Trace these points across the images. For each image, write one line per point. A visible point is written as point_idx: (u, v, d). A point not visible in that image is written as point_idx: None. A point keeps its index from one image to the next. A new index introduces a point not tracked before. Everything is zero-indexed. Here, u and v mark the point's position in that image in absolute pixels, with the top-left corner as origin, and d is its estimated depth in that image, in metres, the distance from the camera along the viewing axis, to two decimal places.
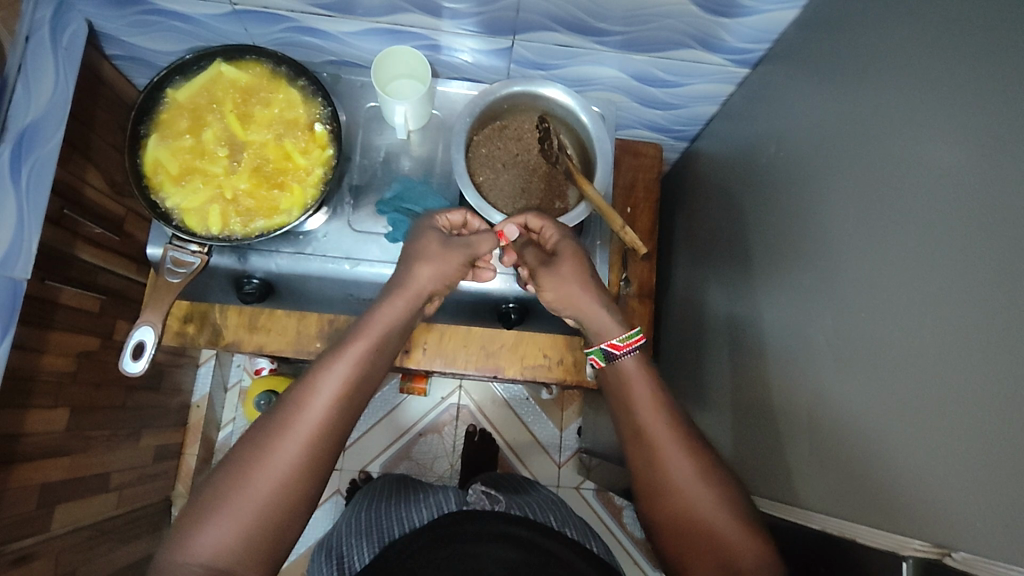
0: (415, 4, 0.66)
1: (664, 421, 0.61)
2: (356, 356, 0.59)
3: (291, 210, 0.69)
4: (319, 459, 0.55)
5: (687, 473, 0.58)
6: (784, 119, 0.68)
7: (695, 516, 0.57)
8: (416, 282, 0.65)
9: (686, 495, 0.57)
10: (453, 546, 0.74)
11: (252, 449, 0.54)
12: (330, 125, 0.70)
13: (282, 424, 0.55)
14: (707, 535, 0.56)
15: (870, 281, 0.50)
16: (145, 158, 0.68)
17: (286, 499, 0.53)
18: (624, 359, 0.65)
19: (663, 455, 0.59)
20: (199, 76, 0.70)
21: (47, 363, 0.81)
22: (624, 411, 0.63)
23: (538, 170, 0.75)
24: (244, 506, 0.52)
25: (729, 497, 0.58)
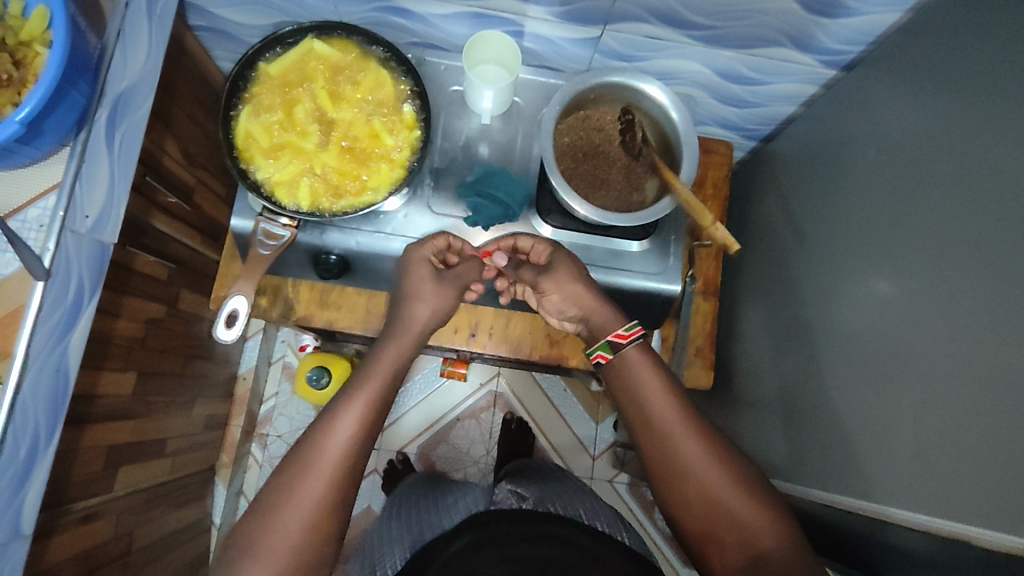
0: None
1: (675, 407, 0.65)
2: (372, 391, 0.64)
3: (378, 190, 0.70)
4: (340, 496, 0.60)
5: (697, 451, 0.62)
6: (874, 122, 0.68)
7: (709, 493, 0.61)
8: (415, 321, 0.71)
9: (697, 473, 0.62)
10: (493, 550, 0.73)
11: (278, 491, 0.58)
12: (418, 106, 0.70)
13: (307, 463, 0.59)
14: (724, 511, 0.60)
15: (981, 290, 0.50)
16: (237, 130, 0.68)
17: (312, 539, 0.57)
18: (628, 348, 0.69)
19: (673, 434, 0.64)
20: (291, 51, 0.70)
21: (121, 328, 0.82)
22: (631, 401, 0.67)
23: (619, 161, 0.75)
24: (274, 549, 0.56)
25: (739, 472, 0.62)
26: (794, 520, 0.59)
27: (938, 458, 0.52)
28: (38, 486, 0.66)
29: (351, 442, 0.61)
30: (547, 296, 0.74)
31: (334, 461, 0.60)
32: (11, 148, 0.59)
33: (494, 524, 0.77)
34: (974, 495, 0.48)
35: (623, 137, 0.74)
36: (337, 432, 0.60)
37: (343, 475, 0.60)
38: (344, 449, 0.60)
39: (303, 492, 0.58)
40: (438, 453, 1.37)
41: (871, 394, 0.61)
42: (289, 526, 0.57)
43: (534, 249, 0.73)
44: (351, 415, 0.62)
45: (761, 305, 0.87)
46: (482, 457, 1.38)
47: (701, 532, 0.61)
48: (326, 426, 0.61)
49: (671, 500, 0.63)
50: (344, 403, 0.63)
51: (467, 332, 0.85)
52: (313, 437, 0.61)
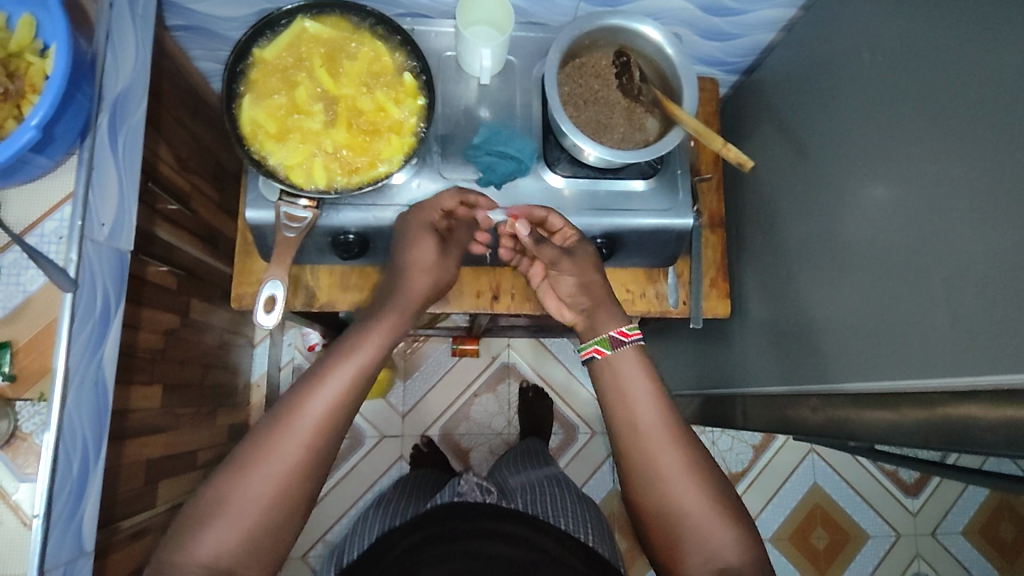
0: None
1: (656, 417, 0.71)
2: (357, 365, 0.67)
3: (391, 160, 0.70)
4: (315, 461, 0.63)
5: (676, 465, 0.68)
6: (856, 32, 0.70)
7: (677, 504, 0.67)
8: (413, 290, 0.73)
9: (671, 483, 0.68)
10: (448, 544, 0.84)
11: (255, 452, 0.61)
12: (419, 74, 0.71)
13: (283, 430, 0.62)
14: (689, 524, 0.66)
15: (993, 163, 0.53)
16: (242, 117, 0.68)
17: (283, 501, 0.61)
18: (627, 346, 0.74)
19: (654, 446, 0.69)
20: (284, 34, 0.70)
21: (143, 340, 0.81)
22: (613, 397, 0.73)
23: (619, 104, 0.77)
24: (245, 511, 0.59)
25: (712, 487, 0.68)
26: (755, 535, 0.67)
27: (967, 326, 0.55)
28: (94, 502, 0.66)
29: (330, 411, 0.64)
30: (561, 280, 0.78)
31: (311, 430, 0.63)
32: (28, 157, 0.60)
33: (453, 522, 0.86)
34: (1008, 349, 0.51)
35: (621, 80, 0.76)
36: (315, 402, 0.64)
37: (319, 440, 0.63)
38: (323, 416, 0.64)
39: (276, 456, 0.61)
40: (461, 431, 1.39)
41: (890, 286, 0.65)
42: (259, 494, 0.60)
43: (563, 231, 0.75)
44: (333, 388, 0.65)
45: (762, 230, 0.91)
46: (505, 429, 1.39)
47: (665, 539, 0.68)
48: (306, 393, 0.65)
49: (645, 507, 0.69)
50: (325, 374, 0.66)
51: (489, 296, 0.86)
52: (295, 402, 0.64)
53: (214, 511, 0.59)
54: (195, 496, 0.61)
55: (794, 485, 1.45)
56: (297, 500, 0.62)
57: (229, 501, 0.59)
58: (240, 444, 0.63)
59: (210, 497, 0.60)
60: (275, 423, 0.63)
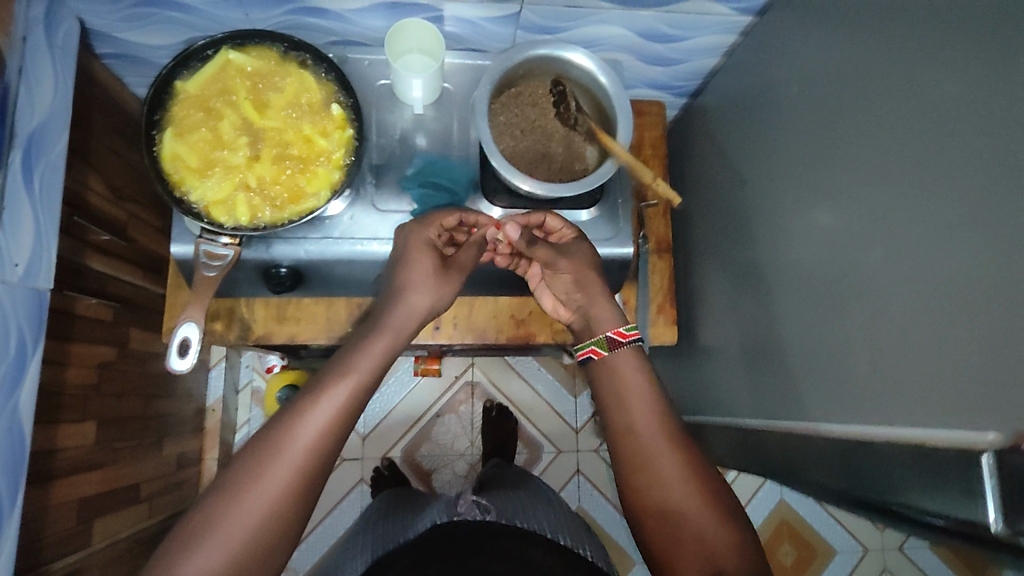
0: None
1: (656, 420, 0.70)
2: (356, 378, 0.63)
3: (318, 194, 0.68)
4: (310, 479, 0.59)
5: (674, 466, 0.66)
6: (792, 61, 0.70)
7: (676, 506, 0.64)
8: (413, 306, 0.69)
9: (669, 483, 0.66)
10: (446, 559, 0.84)
11: (249, 467, 0.58)
12: (347, 105, 0.69)
13: (279, 445, 0.59)
14: (688, 526, 0.63)
15: (914, 203, 0.52)
16: (163, 152, 0.66)
17: (275, 520, 0.57)
18: (625, 347, 0.74)
19: (653, 446, 0.68)
20: (208, 65, 0.68)
21: (72, 377, 0.79)
22: (616, 402, 0.72)
23: (556, 134, 0.75)
24: (237, 530, 0.55)
25: (707, 485, 0.66)
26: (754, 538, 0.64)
27: (893, 365, 0.54)
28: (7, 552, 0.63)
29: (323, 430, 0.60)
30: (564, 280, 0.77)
31: (308, 446, 0.59)
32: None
33: (452, 539, 0.88)
34: (927, 393, 0.51)
35: (558, 109, 0.75)
36: (314, 418, 0.60)
37: (312, 463, 0.59)
38: (315, 435, 0.60)
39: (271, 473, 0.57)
40: (422, 453, 1.37)
41: (826, 321, 0.64)
42: (251, 511, 0.56)
43: (560, 231, 0.75)
44: (334, 402, 0.62)
45: (713, 255, 0.90)
46: (468, 450, 1.38)
47: (662, 543, 0.64)
48: (304, 407, 0.61)
49: (643, 510, 0.66)
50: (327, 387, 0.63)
51: (431, 325, 0.84)
52: (293, 416, 0.60)
53: (205, 529, 0.55)
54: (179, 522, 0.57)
55: (760, 504, 1.44)
56: (290, 519, 0.58)
57: (212, 524, 0.55)
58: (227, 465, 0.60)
59: (203, 513, 0.56)
60: (267, 436, 0.60)
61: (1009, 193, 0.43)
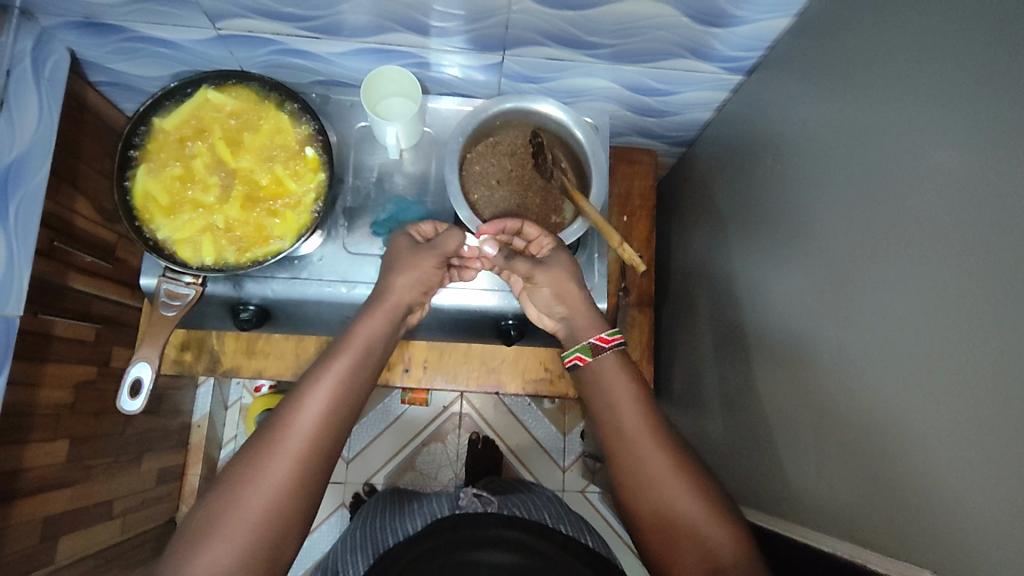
0: (403, 24, 0.66)
1: (642, 420, 0.63)
2: (343, 370, 0.62)
3: (284, 237, 0.68)
4: (311, 472, 0.58)
5: (662, 466, 0.61)
6: (776, 124, 0.68)
7: (671, 509, 0.59)
8: (394, 294, 0.67)
9: (658, 484, 0.60)
10: (448, 557, 0.75)
11: (247, 464, 0.56)
12: (322, 148, 0.70)
13: (276, 440, 0.57)
14: (687, 528, 0.59)
15: (879, 296, 0.49)
16: (135, 189, 0.67)
17: (279, 519, 0.55)
18: (608, 353, 0.68)
19: (638, 446, 0.62)
20: (186, 103, 0.69)
21: (45, 397, 0.80)
22: (605, 408, 0.66)
23: (533, 185, 0.74)
24: (241, 528, 0.53)
25: (699, 482, 0.61)
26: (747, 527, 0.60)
27: (853, 466, 0.51)
28: None
29: (322, 420, 0.59)
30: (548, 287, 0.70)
31: (305, 439, 0.58)
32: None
33: (454, 530, 0.78)
34: (885, 506, 0.48)
35: (536, 161, 0.74)
36: (309, 407, 0.59)
37: (314, 454, 0.58)
38: (314, 429, 0.59)
39: (272, 466, 0.56)
40: (405, 481, 1.35)
41: (795, 402, 0.61)
42: (253, 506, 0.54)
43: (537, 238, 0.69)
44: (322, 392, 0.60)
45: (697, 313, 0.87)
46: (452, 481, 1.37)
47: (662, 546, 0.60)
48: (298, 400, 0.60)
49: (639, 514, 0.61)
50: (315, 379, 0.61)
51: (401, 368, 0.86)
52: (287, 413, 0.59)
53: (208, 529, 0.53)
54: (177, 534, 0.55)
55: None
56: (294, 516, 0.56)
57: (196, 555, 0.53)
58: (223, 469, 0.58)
59: (203, 515, 0.55)
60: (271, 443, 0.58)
61: (967, 304, 0.41)
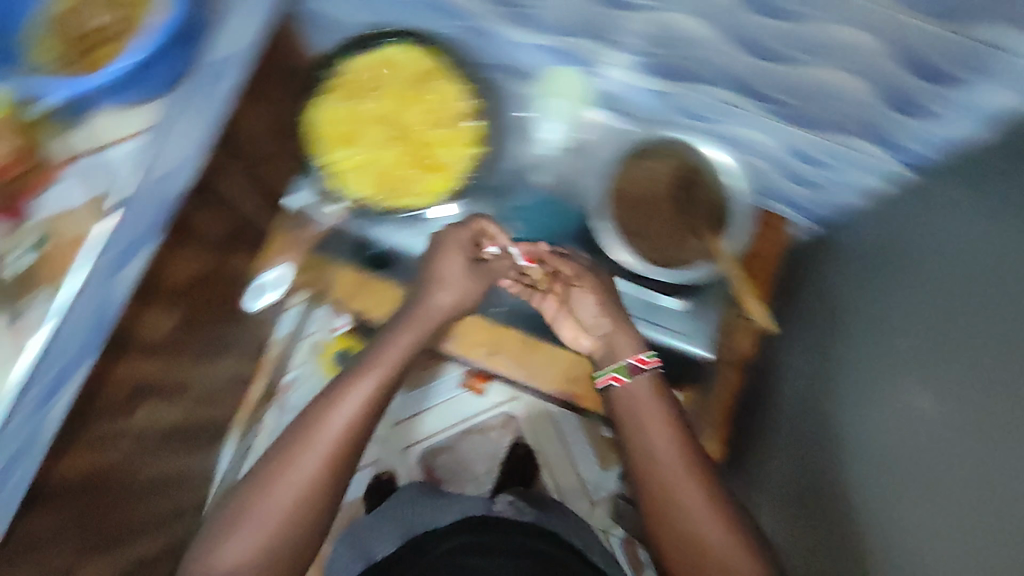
0: (591, 31, 0.72)
1: (676, 457, 0.68)
2: (369, 388, 0.69)
3: (421, 193, 0.76)
4: (336, 468, 0.66)
5: (695, 502, 0.67)
6: (920, 222, 0.63)
7: (701, 537, 0.66)
8: (429, 308, 0.74)
9: (692, 519, 0.66)
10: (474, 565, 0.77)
11: (280, 460, 0.66)
12: (480, 126, 0.76)
13: (308, 441, 0.66)
14: (712, 556, 0.65)
15: (1003, 435, 0.45)
16: (312, 111, 0.76)
17: (307, 507, 0.65)
18: (644, 375, 0.72)
19: (672, 479, 0.68)
20: (377, 50, 0.76)
21: (174, 271, 0.87)
22: (634, 433, 0.71)
23: (669, 216, 0.74)
24: (269, 517, 0.64)
25: (728, 517, 0.67)
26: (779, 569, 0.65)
27: None
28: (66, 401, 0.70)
29: (349, 425, 0.67)
30: (579, 300, 0.76)
31: (332, 442, 0.66)
32: (90, 97, 0.69)
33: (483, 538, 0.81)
34: None
35: (681, 194, 0.74)
36: (338, 414, 0.67)
37: (339, 455, 0.66)
38: (341, 432, 0.67)
39: (298, 465, 0.65)
40: (441, 460, 1.41)
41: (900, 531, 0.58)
42: (281, 500, 0.64)
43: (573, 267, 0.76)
44: (355, 399, 0.68)
45: (784, 390, 0.86)
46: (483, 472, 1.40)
47: (687, 564, 0.67)
48: (331, 403, 0.68)
49: (662, 534, 0.68)
50: (347, 387, 0.69)
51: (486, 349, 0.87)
52: (320, 412, 0.68)
53: (239, 518, 0.64)
54: (224, 505, 0.67)
55: None
56: (320, 502, 0.65)
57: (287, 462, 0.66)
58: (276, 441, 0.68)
59: (236, 507, 0.65)
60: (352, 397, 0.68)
61: None
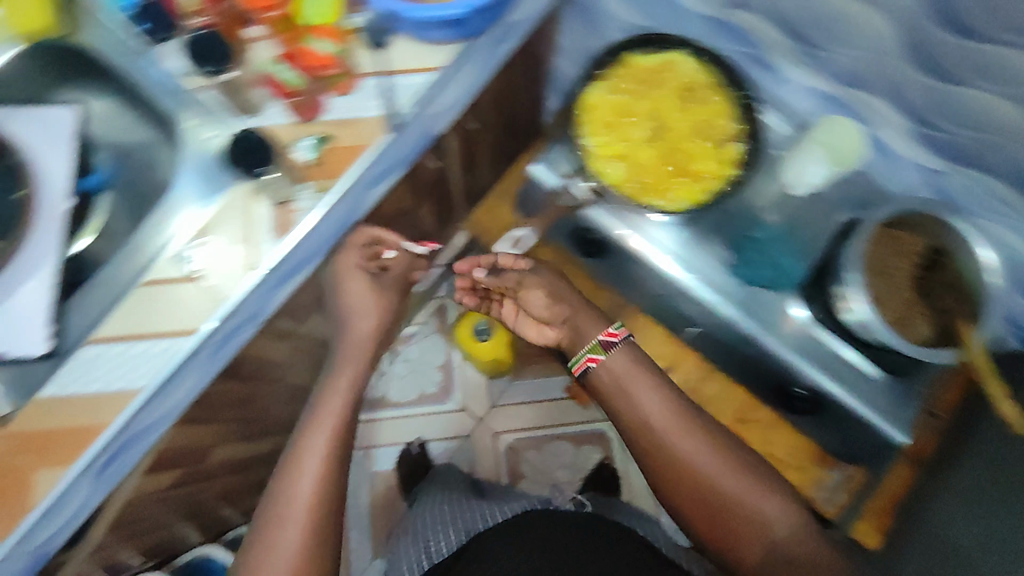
0: (883, 88, 0.71)
1: (674, 424, 0.72)
2: (349, 374, 0.79)
3: (678, 201, 0.75)
4: (321, 526, 0.71)
5: (712, 462, 0.70)
6: None
7: (716, 487, 0.70)
8: (356, 319, 0.82)
9: (704, 471, 0.70)
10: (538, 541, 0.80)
11: (263, 544, 0.69)
12: (748, 150, 0.74)
13: (285, 512, 0.70)
14: (739, 507, 0.69)
15: None
16: (587, 96, 0.77)
17: (310, 560, 0.70)
18: (617, 346, 0.76)
19: (670, 436, 0.71)
20: (663, 54, 0.76)
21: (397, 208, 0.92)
22: (620, 402, 0.74)
23: (906, 293, 0.74)
24: (286, 560, 0.69)
25: (737, 463, 0.71)
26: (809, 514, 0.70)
27: None
28: (272, 303, 0.71)
29: (317, 489, 0.71)
30: (527, 295, 0.83)
31: (306, 506, 0.70)
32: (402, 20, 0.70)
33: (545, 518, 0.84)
34: None
35: (922, 275, 0.74)
36: (305, 479, 0.71)
37: (316, 507, 0.71)
38: (309, 494, 0.71)
39: (300, 483, 0.71)
40: (528, 456, 1.40)
41: None
42: (286, 558, 0.69)
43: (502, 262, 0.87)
44: (316, 443, 0.73)
45: (955, 475, 0.76)
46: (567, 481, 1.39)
47: (717, 532, 0.70)
48: (297, 467, 0.72)
49: (681, 500, 0.71)
50: (323, 399, 0.78)
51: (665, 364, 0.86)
52: (285, 486, 0.71)
53: (261, 565, 0.68)
54: (241, 555, 0.72)
55: None
56: (322, 495, 0.71)
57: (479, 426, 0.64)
58: (245, 544, 0.72)
59: (254, 555, 0.70)
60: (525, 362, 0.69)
61: None
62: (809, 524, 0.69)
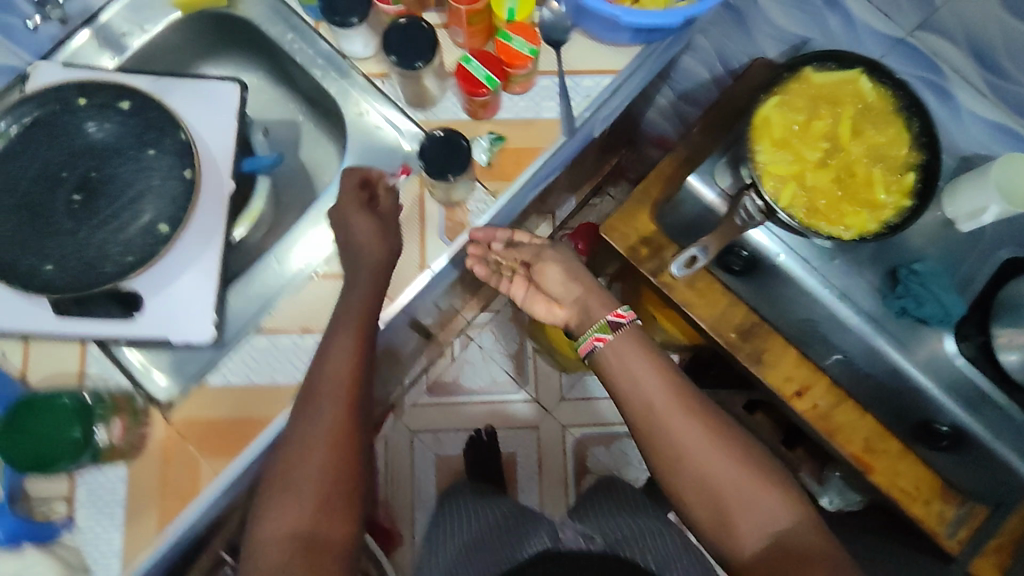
0: None
1: (666, 393, 0.61)
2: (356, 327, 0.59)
3: (848, 228, 0.72)
4: (320, 492, 0.54)
5: (699, 438, 0.59)
6: None
7: (717, 483, 0.58)
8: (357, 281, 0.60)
9: (700, 456, 0.59)
10: None
11: (256, 526, 0.54)
12: (922, 181, 0.72)
13: (276, 481, 0.55)
14: (733, 497, 0.58)
15: None
16: (760, 110, 0.74)
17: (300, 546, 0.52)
18: (626, 329, 0.63)
19: (674, 417, 0.60)
20: (842, 73, 0.74)
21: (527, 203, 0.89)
22: (622, 388, 0.62)
23: None
24: (282, 548, 0.52)
25: (738, 445, 0.60)
26: (813, 506, 0.59)
27: None
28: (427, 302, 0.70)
29: (302, 444, 0.55)
30: (544, 273, 0.68)
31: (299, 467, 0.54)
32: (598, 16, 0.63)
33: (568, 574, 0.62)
34: None
35: None
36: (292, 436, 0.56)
37: (309, 471, 0.55)
38: (299, 449, 0.55)
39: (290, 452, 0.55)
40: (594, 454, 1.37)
41: None
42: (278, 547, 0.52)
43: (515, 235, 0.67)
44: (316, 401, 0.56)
45: None
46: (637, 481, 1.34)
47: (713, 519, 0.58)
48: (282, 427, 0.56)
49: (682, 495, 0.59)
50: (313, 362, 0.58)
51: (796, 389, 0.84)
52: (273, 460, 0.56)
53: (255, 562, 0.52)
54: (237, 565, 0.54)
55: None
56: (335, 463, 0.55)
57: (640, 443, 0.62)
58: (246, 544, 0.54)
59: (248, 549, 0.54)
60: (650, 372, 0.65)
61: None
62: (815, 519, 0.57)
